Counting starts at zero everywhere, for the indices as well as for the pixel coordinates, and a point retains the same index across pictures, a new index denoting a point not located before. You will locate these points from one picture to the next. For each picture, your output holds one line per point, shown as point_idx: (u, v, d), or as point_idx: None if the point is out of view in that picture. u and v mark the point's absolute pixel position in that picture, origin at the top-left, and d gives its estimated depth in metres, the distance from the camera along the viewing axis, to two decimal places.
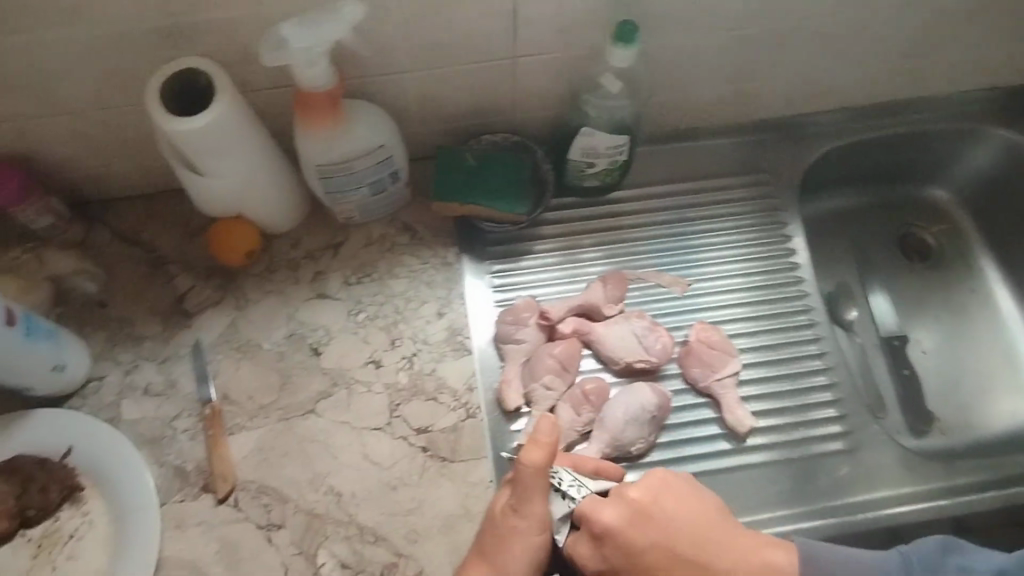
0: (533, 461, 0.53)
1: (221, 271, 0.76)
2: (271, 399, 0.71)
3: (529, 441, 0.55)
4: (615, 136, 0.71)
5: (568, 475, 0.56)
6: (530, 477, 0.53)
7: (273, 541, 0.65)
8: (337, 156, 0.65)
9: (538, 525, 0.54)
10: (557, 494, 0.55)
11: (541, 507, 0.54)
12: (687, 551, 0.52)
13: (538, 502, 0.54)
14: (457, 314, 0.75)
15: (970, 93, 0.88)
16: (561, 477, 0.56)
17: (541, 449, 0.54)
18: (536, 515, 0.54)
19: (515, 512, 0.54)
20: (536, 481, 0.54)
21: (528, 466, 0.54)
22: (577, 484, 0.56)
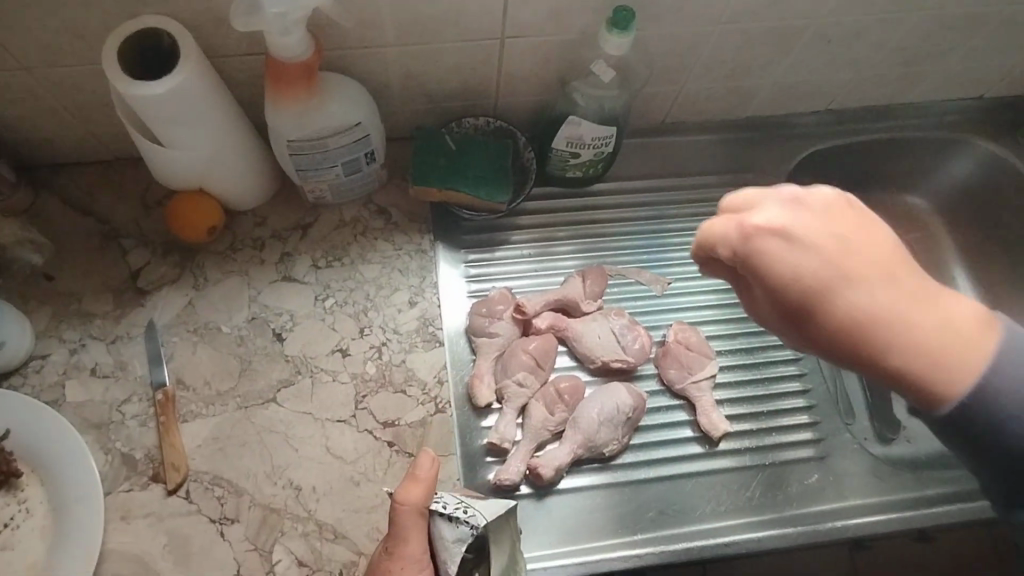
0: (409, 495, 0.54)
1: (180, 246, 0.72)
2: (229, 385, 0.67)
3: (409, 478, 0.55)
4: (602, 127, 0.68)
5: (452, 499, 0.56)
6: (407, 518, 0.54)
7: (226, 535, 0.62)
8: (308, 132, 0.61)
9: (413, 567, 0.54)
10: (443, 519, 0.55)
11: (418, 548, 0.54)
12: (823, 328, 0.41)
13: (414, 543, 0.54)
14: (429, 303, 0.72)
15: (954, 103, 0.88)
16: (446, 501, 0.56)
17: (419, 487, 0.55)
18: (411, 557, 0.54)
19: (390, 554, 0.54)
20: (413, 521, 0.54)
21: (404, 502, 0.54)
22: (461, 507, 0.55)
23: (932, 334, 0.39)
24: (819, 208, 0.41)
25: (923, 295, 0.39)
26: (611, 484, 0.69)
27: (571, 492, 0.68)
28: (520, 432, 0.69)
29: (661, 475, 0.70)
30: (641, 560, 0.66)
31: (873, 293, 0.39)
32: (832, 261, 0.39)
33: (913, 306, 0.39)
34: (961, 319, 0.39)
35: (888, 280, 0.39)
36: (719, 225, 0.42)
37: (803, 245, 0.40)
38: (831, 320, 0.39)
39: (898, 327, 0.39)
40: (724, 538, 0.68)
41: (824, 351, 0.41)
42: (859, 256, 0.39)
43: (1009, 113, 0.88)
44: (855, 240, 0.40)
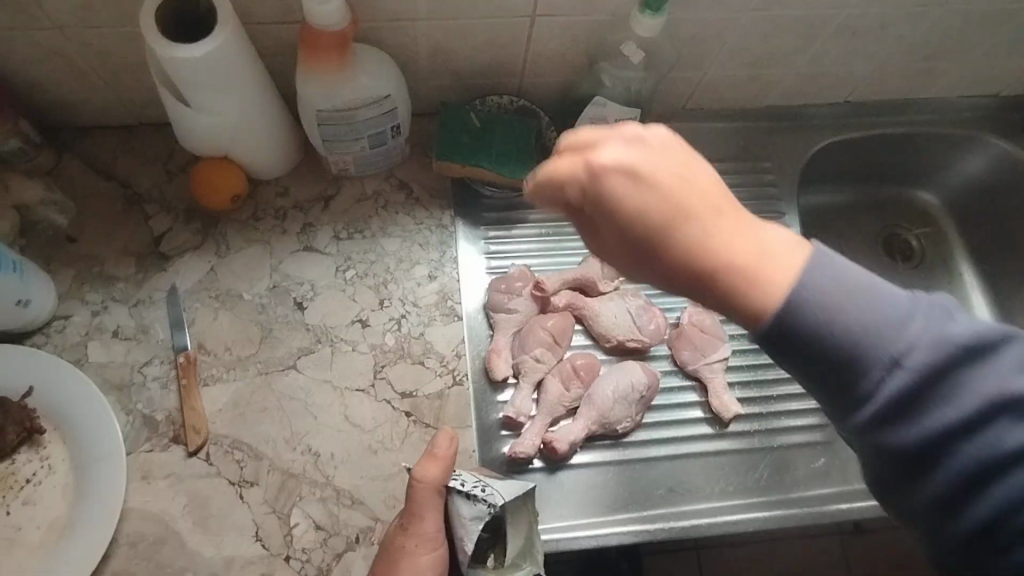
0: (427, 474, 0.56)
1: (202, 213, 0.72)
2: (250, 351, 0.68)
3: (426, 456, 0.57)
4: (626, 109, 0.69)
5: (471, 478, 0.58)
6: (424, 495, 0.56)
7: (245, 498, 0.63)
8: (338, 102, 0.61)
9: (426, 543, 0.55)
10: (461, 496, 0.57)
11: (432, 524, 0.56)
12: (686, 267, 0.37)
13: (430, 521, 0.56)
14: (449, 278, 0.73)
15: (971, 100, 0.89)
16: (464, 478, 0.58)
17: (437, 465, 0.56)
18: (425, 533, 0.55)
19: (404, 531, 0.56)
20: (430, 498, 0.56)
21: (422, 480, 0.56)
22: (479, 486, 0.57)
23: (754, 262, 0.35)
24: (655, 147, 0.36)
25: (739, 226, 0.36)
26: (622, 461, 0.71)
27: (583, 467, 0.70)
28: (534, 407, 0.70)
29: (670, 453, 0.71)
30: (651, 535, 0.67)
31: (711, 228, 0.35)
32: (663, 200, 0.35)
33: (731, 237, 0.35)
34: (779, 247, 0.36)
35: (715, 214, 0.35)
36: (562, 166, 0.37)
37: (642, 184, 0.35)
38: (672, 251, 0.35)
39: (730, 261, 0.35)
40: (730, 517, 0.70)
41: (669, 286, 0.37)
42: (688, 191, 0.35)
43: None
44: (684, 183, 0.36)
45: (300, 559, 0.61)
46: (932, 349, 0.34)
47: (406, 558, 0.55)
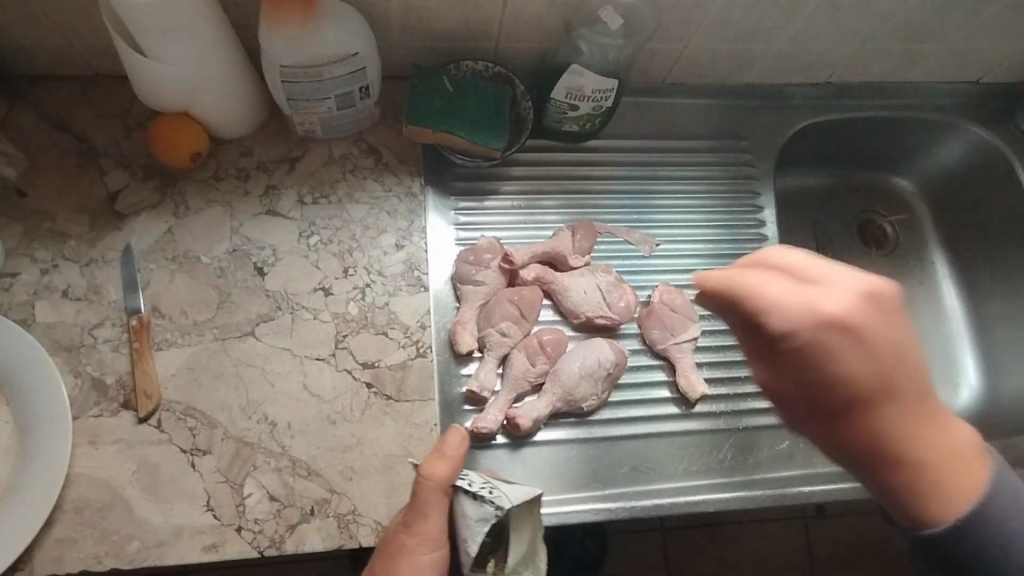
0: (436, 473, 0.54)
1: (161, 171, 0.69)
2: (207, 316, 0.66)
3: (436, 453, 0.55)
4: (603, 79, 0.67)
5: (478, 479, 0.57)
6: (429, 493, 0.54)
7: (197, 466, 0.61)
8: (301, 57, 0.59)
9: (428, 544, 0.54)
10: (466, 496, 0.56)
11: (437, 524, 0.55)
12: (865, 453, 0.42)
13: (434, 521, 0.54)
14: (416, 247, 0.70)
15: (952, 86, 0.88)
16: (472, 479, 0.57)
17: (447, 464, 0.55)
18: (428, 534, 0.54)
19: (406, 529, 0.55)
20: (434, 496, 0.54)
21: (431, 478, 0.54)
22: (487, 487, 0.56)
23: (943, 462, 0.41)
24: (883, 306, 0.40)
25: (935, 422, 0.41)
26: (586, 439, 0.70)
27: (546, 443, 0.69)
28: (499, 381, 0.69)
29: (634, 432, 0.71)
30: (611, 513, 0.66)
31: (905, 411, 0.40)
32: (877, 372, 0.39)
33: (919, 435, 0.40)
34: (968, 451, 0.41)
35: (914, 405, 0.40)
36: (777, 297, 0.40)
37: (865, 351, 0.39)
38: (860, 424, 0.40)
39: (912, 455, 0.40)
40: (693, 497, 0.69)
41: (839, 454, 0.42)
42: (902, 368, 0.40)
43: (1005, 100, 0.89)
44: (890, 356, 0.40)
45: (252, 530, 0.60)
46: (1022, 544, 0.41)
47: (406, 558, 0.54)
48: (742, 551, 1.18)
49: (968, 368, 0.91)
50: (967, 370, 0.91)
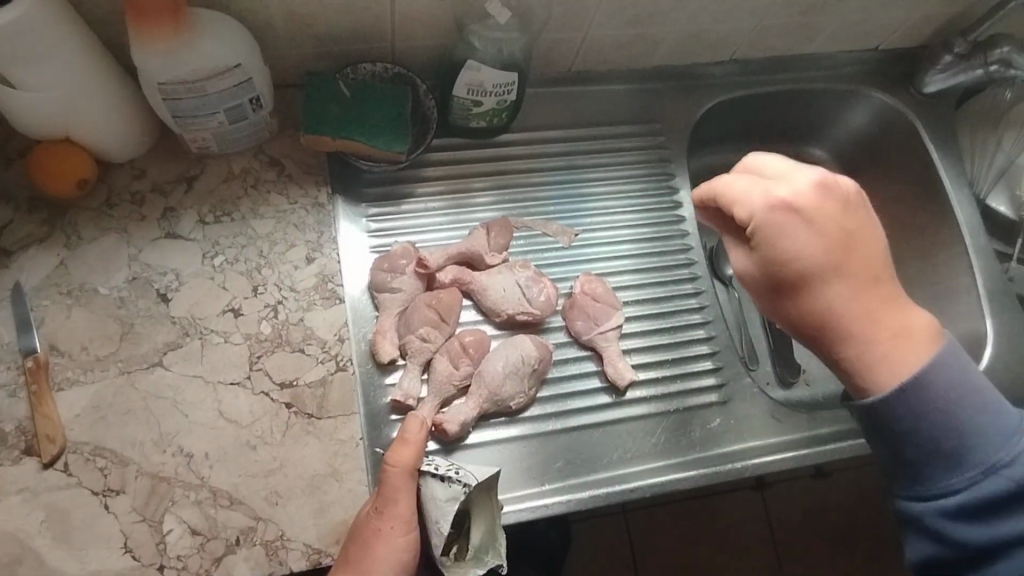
0: (401, 457, 0.58)
1: (49, 201, 0.66)
2: (109, 350, 0.62)
3: (398, 441, 0.59)
4: (502, 74, 0.66)
5: (445, 462, 0.60)
6: (396, 477, 0.57)
7: (111, 508, 0.58)
8: (179, 72, 0.56)
9: (401, 526, 0.57)
10: (433, 478, 0.59)
11: (405, 506, 0.57)
12: (853, 282, 0.54)
13: (404, 503, 0.57)
14: (328, 259, 0.69)
15: (854, 54, 0.90)
16: (437, 463, 0.60)
17: (409, 448, 0.58)
18: (399, 515, 0.57)
19: (378, 514, 0.56)
20: (403, 481, 0.57)
21: (396, 463, 0.58)
22: (453, 469, 0.59)
23: (863, 330, 0.53)
24: (841, 192, 0.55)
25: (865, 285, 0.54)
26: (521, 437, 0.69)
27: (483, 445, 0.68)
28: (425, 388, 0.68)
29: (568, 425, 0.70)
30: (549, 509, 0.66)
31: (832, 288, 0.54)
32: (826, 248, 0.53)
33: (862, 305, 0.54)
34: (917, 328, 0.53)
35: (836, 251, 0.54)
36: (407, 440, 0.59)
37: (808, 225, 0.53)
38: (831, 288, 0.54)
39: (868, 334, 0.53)
40: (633, 483, 0.69)
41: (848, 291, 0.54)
42: (870, 259, 0.55)
43: (903, 65, 0.91)
44: (848, 223, 0.55)
45: (175, 567, 0.57)
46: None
47: (380, 542, 0.55)
48: (702, 527, 1.19)
49: None
50: None
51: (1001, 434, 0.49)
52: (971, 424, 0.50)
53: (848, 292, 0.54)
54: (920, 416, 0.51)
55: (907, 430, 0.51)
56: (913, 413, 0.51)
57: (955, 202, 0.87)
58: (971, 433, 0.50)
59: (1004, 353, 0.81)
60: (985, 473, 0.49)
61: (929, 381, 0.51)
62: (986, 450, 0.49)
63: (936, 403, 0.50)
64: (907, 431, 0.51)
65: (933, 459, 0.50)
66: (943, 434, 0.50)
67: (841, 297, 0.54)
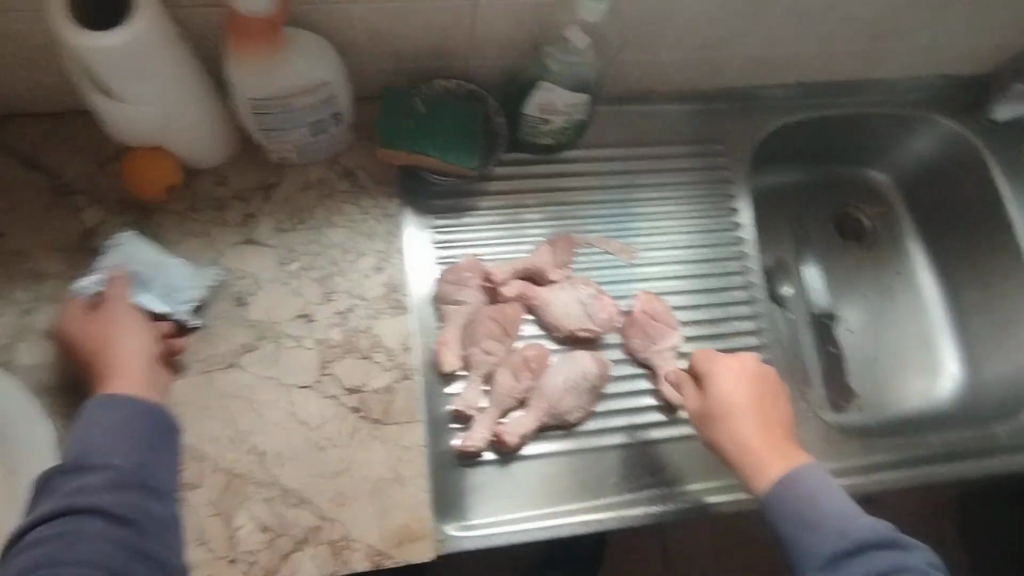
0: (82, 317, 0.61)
1: (138, 204, 0.69)
2: (189, 350, 0.65)
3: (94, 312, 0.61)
4: (573, 95, 0.68)
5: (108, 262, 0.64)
6: (90, 319, 0.61)
7: (188, 500, 0.61)
8: (271, 90, 0.59)
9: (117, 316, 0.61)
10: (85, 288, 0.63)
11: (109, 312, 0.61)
12: (767, 429, 0.62)
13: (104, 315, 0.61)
14: (396, 270, 0.71)
15: (921, 79, 0.89)
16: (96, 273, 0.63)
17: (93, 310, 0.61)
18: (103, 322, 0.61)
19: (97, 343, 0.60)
20: (94, 319, 0.61)
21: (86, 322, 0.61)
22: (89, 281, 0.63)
23: (771, 455, 0.61)
24: (761, 377, 0.65)
25: (769, 432, 0.62)
26: (575, 451, 0.70)
27: (538, 457, 0.69)
28: (485, 399, 0.69)
29: (621, 441, 0.71)
30: (602, 524, 0.67)
31: (741, 420, 0.62)
32: (745, 392, 0.63)
33: (768, 443, 0.61)
34: (802, 464, 0.60)
35: (755, 403, 0.63)
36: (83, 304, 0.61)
37: (727, 371, 0.65)
38: (736, 422, 0.62)
39: (767, 466, 0.60)
40: (684, 502, 0.69)
41: (762, 432, 0.62)
42: (769, 415, 0.63)
43: (973, 91, 0.90)
44: (760, 395, 0.64)
45: (246, 561, 0.60)
46: (871, 531, 0.55)
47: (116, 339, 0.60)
48: (740, 541, 1.19)
49: (949, 357, 0.92)
50: (947, 360, 0.92)
51: (842, 515, 0.56)
52: (832, 502, 0.57)
53: (758, 430, 0.62)
54: (793, 506, 0.58)
55: (782, 515, 0.58)
56: (787, 502, 0.58)
57: (1021, 232, 0.85)
58: (825, 509, 0.57)
59: None
60: (839, 536, 0.55)
61: (801, 490, 0.58)
62: (844, 518, 0.56)
63: (805, 496, 0.58)
64: (782, 513, 0.58)
65: (804, 529, 0.57)
66: (803, 515, 0.57)
67: (751, 432, 0.62)
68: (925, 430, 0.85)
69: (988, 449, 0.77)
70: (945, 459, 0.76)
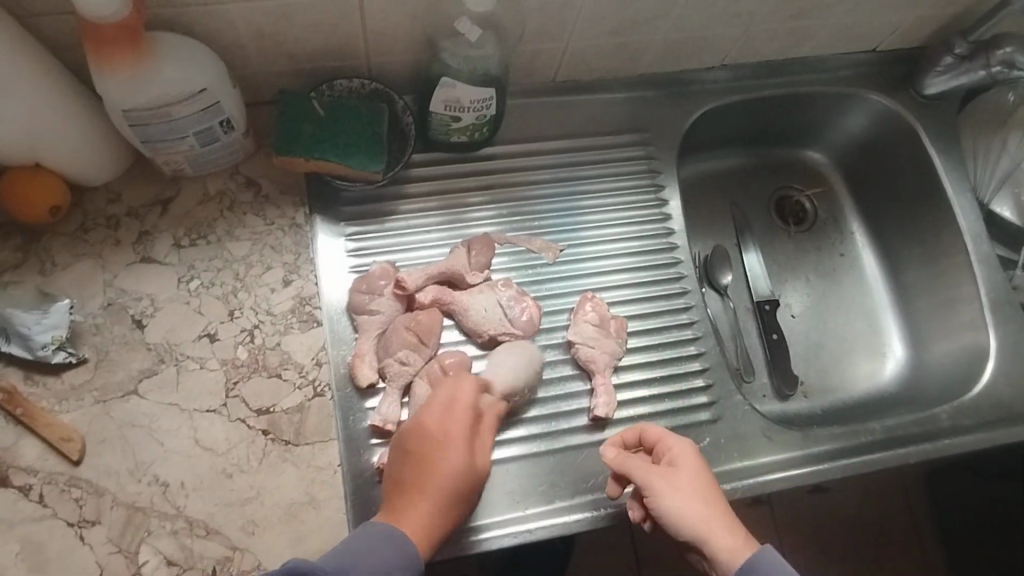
0: None
1: (24, 227, 0.65)
2: (84, 379, 0.62)
3: None
4: (478, 90, 0.65)
5: None
6: None
7: (86, 539, 0.57)
8: (144, 99, 0.55)
9: None
10: None
11: None
12: (713, 500, 0.59)
13: None
14: (305, 281, 0.68)
15: (850, 56, 0.87)
16: None
17: None
18: None
19: None
20: None
21: None
22: None
23: (721, 525, 0.57)
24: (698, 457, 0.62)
25: (717, 506, 0.58)
26: (507, 460, 0.67)
27: (497, 463, 0.66)
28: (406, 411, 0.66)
29: (551, 447, 0.68)
30: (530, 534, 0.64)
31: (682, 497, 0.58)
32: (689, 471, 0.59)
33: (713, 513, 0.57)
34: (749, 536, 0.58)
35: (699, 480, 0.59)
36: None
37: (672, 452, 0.61)
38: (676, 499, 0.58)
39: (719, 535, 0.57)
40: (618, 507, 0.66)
41: (709, 505, 0.58)
42: (714, 490, 0.60)
43: (903, 66, 0.88)
44: (709, 474, 0.60)
45: None
46: None
47: None
48: None
49: (893, 338, 0.91)
50: (891, 340, 0.90)
51: None
52: None
53: (703, 503, 0.58)
54: None
55: None
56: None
57: (958, 207, 0.84)
58: None
59: (1006, 367, 0.78)
60: None
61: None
62: None
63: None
64: None
65: None
66: None
67: (696, 502, 0.58)
68: (872, 414, 0.83)
69: (931, 432, 0.75)
70: (887, 445, 0.74)
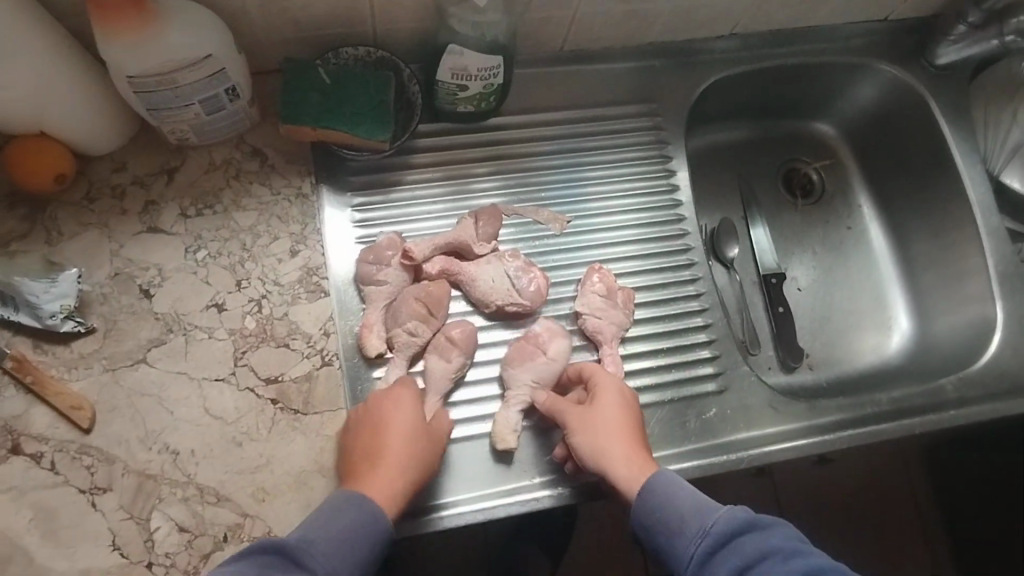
0: None
1: (29, 196, 0.65)
2: (93, 348, 0.62)
3: None
4: (485, 58, 0.64)
5: None
6: None
7: (97, 506, 0.58)
8: (149, 65, 0.55)
9: None
10: None
11: None
12: (625, 435, 0.61)
13: None
14: (313, 252, 0.68)
15: (860, 25, 0.86)
16: None
17: None
18: None
19: None
20: None
21: None
22: None
23: (625, 458, 0.60)
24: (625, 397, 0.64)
25: (630, 442, 0.61)
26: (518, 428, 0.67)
27: None
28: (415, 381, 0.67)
29: None
30: (539, 502, 0.64)
31: (590, 432, 0.61)
32: (606, 408, 0.62)
33: (619, 447, 0.60)
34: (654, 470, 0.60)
35: (617, 417, 0.62)
36: None
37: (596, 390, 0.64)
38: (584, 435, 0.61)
39: (621, 466, 0.59)
40: None
41: (618, 440, 0.61)
42: (630, 427, 0.62)
43: (914, 36, 0.87)
44: (630, 413, 0.63)
45: (163, 565, 0.57)
46: None
47: None
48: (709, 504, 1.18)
49: (898, 311, 0.91)
50: (897, 313, 0.91)
51: None
52: None
53: (612, 438, 0.61)
54: None
55: None
56: None
57: (967, 179, 0.83)
58: None
59: (1013, 338, 0.78)
60: None
61: None
62: None
63: None
64: None
65: None
66: None
67: (602, 437, 0.61)
68: (876, 386, 0.83)
69: (937, 404, 0.75)
70: (893, 417, 0.74)
